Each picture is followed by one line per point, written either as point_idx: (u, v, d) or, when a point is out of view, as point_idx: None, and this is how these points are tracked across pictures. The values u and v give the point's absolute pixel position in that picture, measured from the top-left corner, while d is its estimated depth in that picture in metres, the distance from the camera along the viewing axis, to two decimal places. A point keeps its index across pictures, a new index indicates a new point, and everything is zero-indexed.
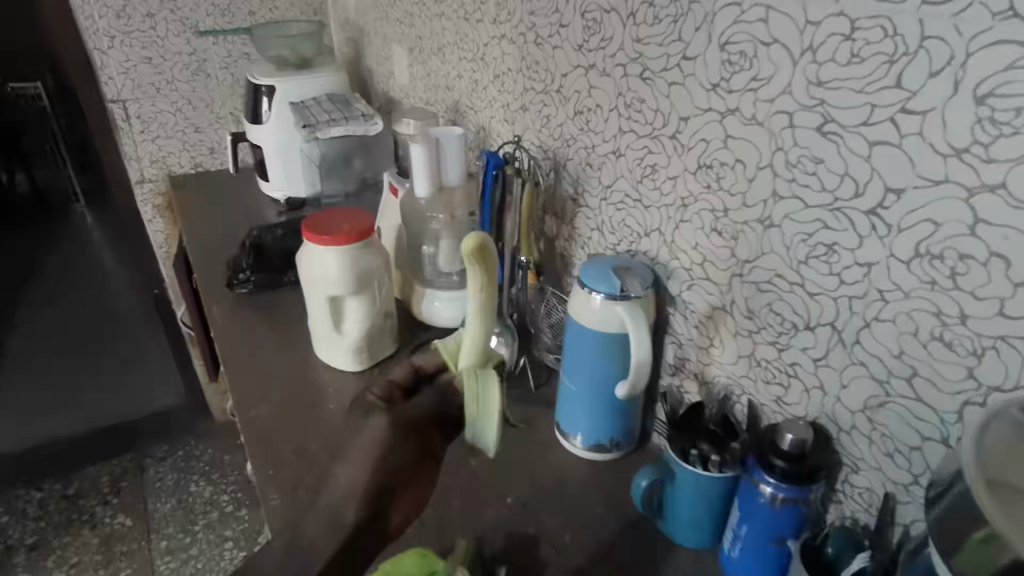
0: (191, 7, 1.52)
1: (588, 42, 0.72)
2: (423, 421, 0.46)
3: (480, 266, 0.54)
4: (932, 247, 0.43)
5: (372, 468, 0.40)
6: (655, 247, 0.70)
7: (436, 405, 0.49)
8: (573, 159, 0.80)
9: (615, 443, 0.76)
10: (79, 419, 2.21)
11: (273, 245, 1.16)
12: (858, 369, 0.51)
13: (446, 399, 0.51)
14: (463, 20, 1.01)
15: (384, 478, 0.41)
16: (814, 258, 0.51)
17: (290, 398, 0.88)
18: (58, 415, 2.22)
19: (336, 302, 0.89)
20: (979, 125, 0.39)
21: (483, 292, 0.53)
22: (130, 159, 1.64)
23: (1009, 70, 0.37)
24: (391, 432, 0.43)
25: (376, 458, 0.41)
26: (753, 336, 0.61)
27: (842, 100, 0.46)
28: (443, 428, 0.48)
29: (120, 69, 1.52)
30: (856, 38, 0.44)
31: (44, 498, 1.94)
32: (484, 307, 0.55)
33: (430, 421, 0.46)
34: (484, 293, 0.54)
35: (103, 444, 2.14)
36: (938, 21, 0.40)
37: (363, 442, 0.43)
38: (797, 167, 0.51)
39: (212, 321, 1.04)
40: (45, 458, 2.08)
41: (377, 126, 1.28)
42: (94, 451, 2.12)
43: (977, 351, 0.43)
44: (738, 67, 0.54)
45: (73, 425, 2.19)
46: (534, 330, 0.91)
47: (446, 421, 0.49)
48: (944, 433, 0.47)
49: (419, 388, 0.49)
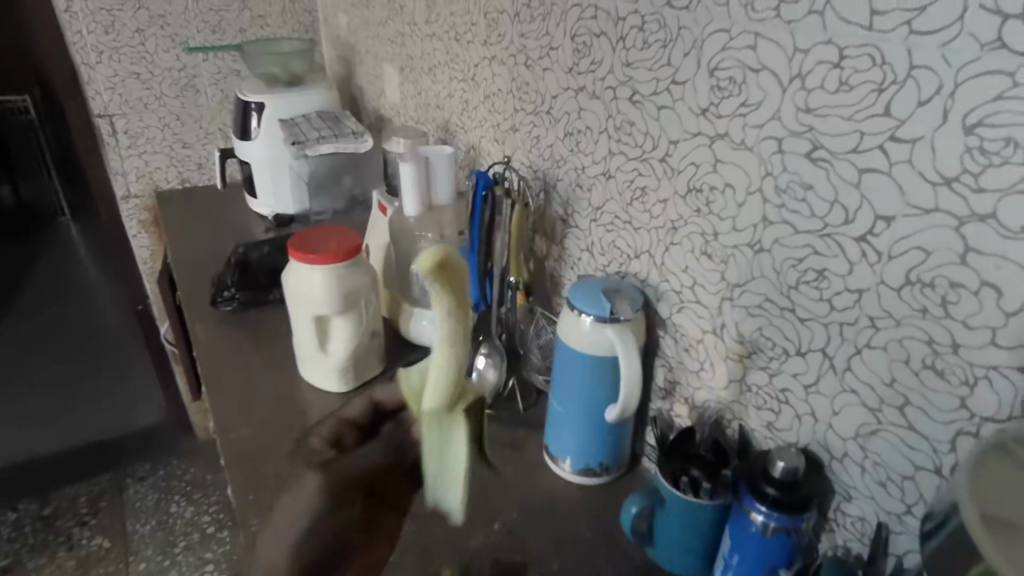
0: (182, 23, 1.52)
1: (578, 65, 0.72)
2: (363, 480, 0.45)
3: (446, 288, 0.43)
4: (923, 275, 0.43)
5: (292, 547, 0.43)
6: (645, 269, 0.69)
7: (389, 453, 0.47)
8: (563, 180, 0.80)
9: (604, 467, 0.74)
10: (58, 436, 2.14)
11: (259, 264, 1.12)
12: (849, 397, 0.51)
13: (402, 448, 0.47)
14: (454, 41, 1.01)
15: (315, 544, 0.44)
16: (805, 283, 0.51)
17: (273, 419, 0.86)
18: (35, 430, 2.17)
19: (322, 321, 0.88)
20: (968, 154, 0.39)
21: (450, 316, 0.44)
22: (115, 173, 1.61)
23: (997, 100, 0.37)
24: (319, 507, 0.44)
25: (300, 534, 0.43)
26: (743, 361, 0.60)
27: (832, 127, 0.46)
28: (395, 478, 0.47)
29: (107, 83, 1.51)
30: (844, 66, 0.44)
31: (19, 519, 1.85)
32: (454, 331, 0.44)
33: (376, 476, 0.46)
34: (453, 316, 0.44)
35: (83, 462, 2.03)
36: (926, 51, 0.40)
37: (293, 511, 0.44)
38: (786, 193, 0.51)
39: (196, 339, 1.03)
40: (21, 475, 1.97)
41: (367, 144, 1.27)
42: (74, 470, 2.01)
43: (970, 381, 0.42)
44: (727, 93, 0.54)
45: (51, 443, 2.11)
46: (524, 351, 0.90)
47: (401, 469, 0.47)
48: (937, 463, 0.46)
49: (377, 428, 0.48)
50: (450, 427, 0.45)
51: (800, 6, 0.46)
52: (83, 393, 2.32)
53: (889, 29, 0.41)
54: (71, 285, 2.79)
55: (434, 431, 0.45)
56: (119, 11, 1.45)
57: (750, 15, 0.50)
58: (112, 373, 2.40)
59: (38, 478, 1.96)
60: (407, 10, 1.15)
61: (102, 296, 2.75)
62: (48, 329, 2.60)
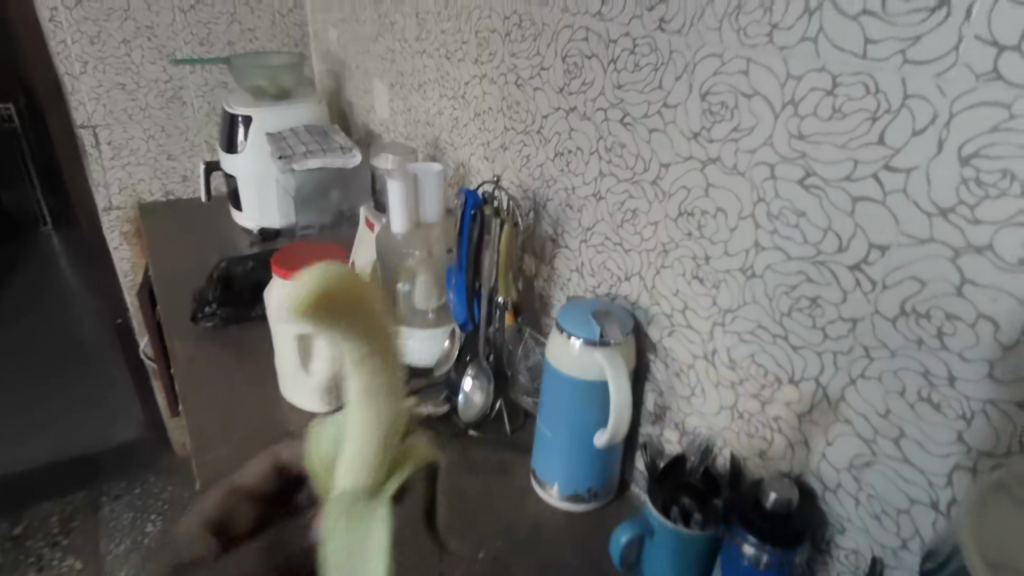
0: (169, 35, 1.50)
1: (569, 86, 0.71)
2: None
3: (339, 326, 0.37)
4: (918, 305, 0.42)
5: None
6: (636, 291, 0.68)
7: None
8: (553, 200, 0.79)
9: (592, 493, 0.72)
10: (33, 452, 2.08)
11: (242, 280, 1.09)
12: (842, 427, 0.50)
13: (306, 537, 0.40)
14: (444, 59, 1.01)
15: None
16: (798, 310, 0.50)
17: (253, 440, 0.83)
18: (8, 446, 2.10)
19: (305, 339, 0.86)
20: (964, 186, 0.39)
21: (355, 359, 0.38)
22: (97, 185, 1.59)
23: (994, 131, 0.37)
24: None
25: None
26: (735, 388, 0.59)
27: (825, 155, 0.45)
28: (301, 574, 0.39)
29: (91, 94, 1.49)
30: (837, 93, 0.44)
31: None
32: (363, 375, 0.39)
33: None
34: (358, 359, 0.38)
35: (58, 479, 1.97)
36: (922, 80, 0.39)
37: None
38: (778, 219, 0.50)
39: (175, 355, 1.00)
40: None
41: (356, 159, 1.26)
42: (47, 488, 1.95)
43: (967, 414, 0.41)
44: (718, 117, 0.54)
45: (24, 460, 2.04)
46: (512, 372, 0.88)
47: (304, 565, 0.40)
48: (933, 496, 0.45)
49: None
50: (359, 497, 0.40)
51: (793, 33, 0.46)
52: (60, 408, 2.26)
53: (883, 58, 0.41)
54: (50, 295, 2.73)
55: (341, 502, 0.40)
56: (105, 21, 1.44)
57: (742, 41, 0.50)
58: (91, 386, 2.35)
59: (10, 495, 1.90)
60: (397, 27, 1.15)
61: (83, 306, 2.69)
62: (26, 341, 2.54)
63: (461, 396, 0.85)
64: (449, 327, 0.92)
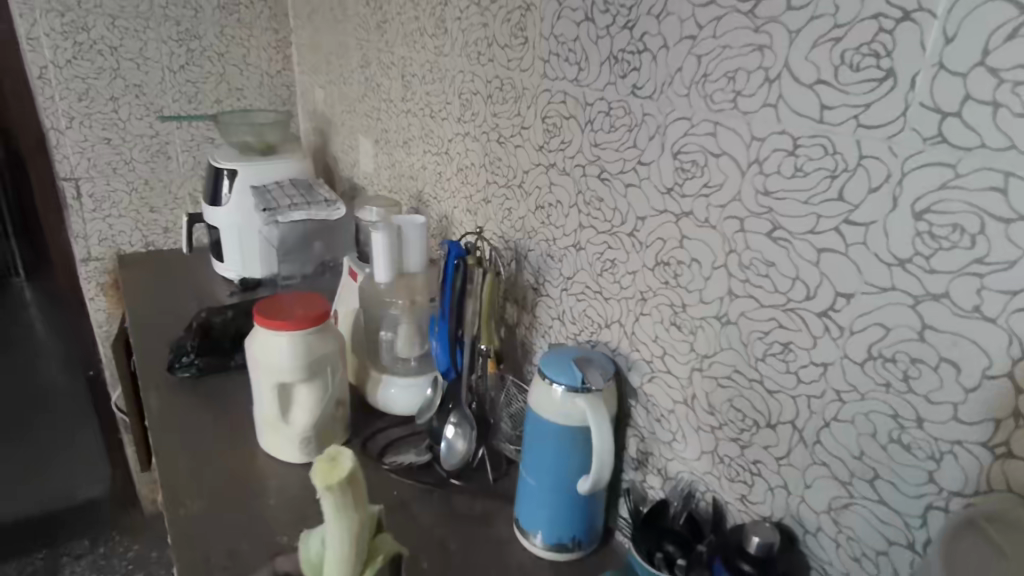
0: (158, 92, 1.54)
1: (549, 143, 0.75)
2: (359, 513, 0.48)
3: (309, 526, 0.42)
4: (884, 350, 0.45)
5: None
6: (616, 338, 0.70)
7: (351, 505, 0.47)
8: (534, 251, 0.81)
9: (576, 542, 0.72)
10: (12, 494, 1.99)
11: (221, 329, 1.08)
12: (819, 470, 0.51)
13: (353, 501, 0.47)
14: (429, 118, 1.05)
15: None
16: (771, 355, 0.53)
17: (227, 493, 0.81)
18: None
19: (285, 390, 0.85)
20: (920, 238, 0.42)
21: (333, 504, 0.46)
22: (76, 236, 1.58)
23: (943, 189, 0.40)
24: None
25: None
26: (715, 432, 0.60)
27: (790, 210, 0.49)
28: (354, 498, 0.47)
29: (76, 148, 1.51)
30: (799, 154, 0.48)
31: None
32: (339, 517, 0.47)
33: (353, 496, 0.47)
34: (336, 504, 0.46)
35: (36, 529, 1.98)
36: (874, 142, 0.43)
37: None
38: (750, 268, 0.53)
39: (147, 407, 0.97)
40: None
41: (340, 212, 1.28)
42: (26, 541, 1.96)
43: (936, 455, 0.43)
44: (690, 174, 0.57)
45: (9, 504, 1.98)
46: (494, 419, 0.87)
47: (355, 494, 0.47)
48: (910, 537, 0.46)
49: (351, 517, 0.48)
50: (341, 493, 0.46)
51: (755, 99, 0.50)
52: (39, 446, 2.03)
53: (838, 123, 0.45)
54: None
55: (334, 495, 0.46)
56: (94, 79, 1.47)
57: (709, 106, 0.54)
58: (60, 421, 2.03)
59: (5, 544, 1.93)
60: (383, 88, 1.19)
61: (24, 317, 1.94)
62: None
63: (443, 444, 0.84)
64: (431, 376, 0.96)
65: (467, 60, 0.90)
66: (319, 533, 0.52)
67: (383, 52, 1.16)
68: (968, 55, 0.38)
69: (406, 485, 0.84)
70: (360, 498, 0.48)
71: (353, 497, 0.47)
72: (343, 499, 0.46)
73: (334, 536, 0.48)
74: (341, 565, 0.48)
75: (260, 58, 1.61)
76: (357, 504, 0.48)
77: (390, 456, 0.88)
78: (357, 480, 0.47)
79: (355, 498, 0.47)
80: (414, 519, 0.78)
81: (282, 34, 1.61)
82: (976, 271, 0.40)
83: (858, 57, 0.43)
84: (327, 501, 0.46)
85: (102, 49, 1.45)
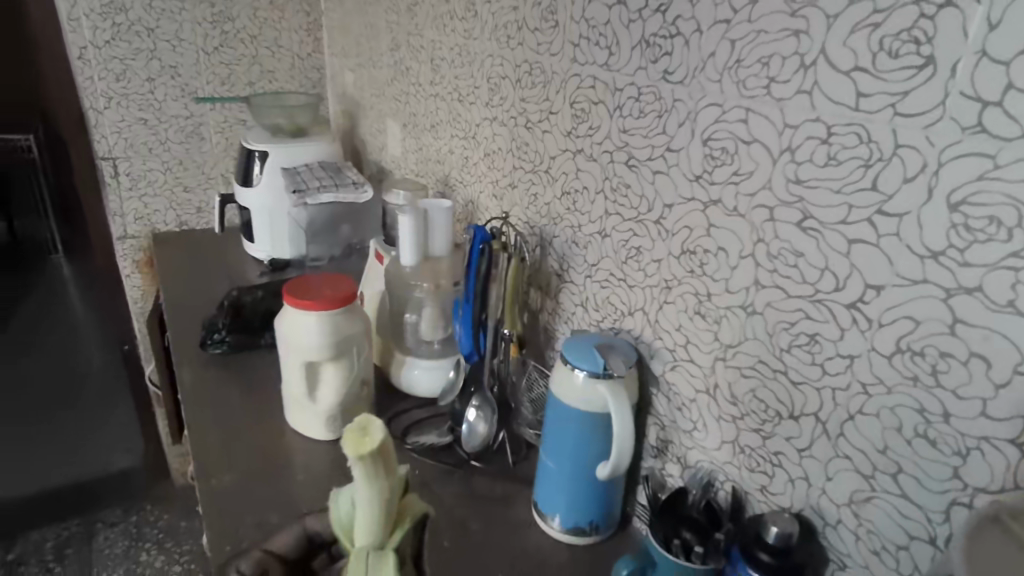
0: (193, 74, 1.57)
1: (577, 129, 0.75)
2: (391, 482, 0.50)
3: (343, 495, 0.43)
4: (913, 344, 0.44)
5: None
6: (639, 326, 0.70)
7: (381, 475, 0.48)
8: (559, 237, 0.81)
9: (593, 526, 0.72)
10: (49, 462, 2.06)
11: (251, 307, 1.11)
12: (841, 462, 0.51)
13: (385, 469, 0.48)
14: (457, 102, 1.05)
15: None
16: (797, 346, 0.53)
17: (257, 466, 0.84)
18: (35, 452, 2.07)
19: (313, 368, 0.87)
20: (954, 231, 0.41)
21: (364, 473, 0.47)
22: (113, 214, 1.63)
23: (980, 180, 0.39)
24: None
25: None
26: (736, 422, 0.60)
27: (821, 199, 0.48)
28: (385, 467, 0.48)
29: (114, 127, 1.55)
30: (832, 142, 0.47)
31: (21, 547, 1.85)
32: (370, 486, 0.48)
33: (384, 465, 0.48)
34: (367, 473, 0.47)
35: (69, 497, 2.00)
36: (911, 132, 0.42)
37: None
38: (778, 258, 0.53)
39: (180, 380, 1.01)
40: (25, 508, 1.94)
41: (367, 194, 1.30)
42: (59, 509, 1.97)
43: (962, 451, 0.43)
44: (719, 162, 0.57)
45: (44, 471, 2.03)
46: (515, 403, 0.88)
47: (387, 460, 0.49)
48: (931, 533, 0.46)
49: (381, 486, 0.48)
50: (373, 461, 0.47)
51: (790, 86, 0.49)
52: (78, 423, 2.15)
53: (875, 110, 0.44)
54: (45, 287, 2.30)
55: (365, 464, 0.47)
56: (131, 61, 1.50)
57: (742, 92, 0.53)
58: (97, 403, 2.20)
59: (39, 509, 1.95)
60: (412, 71, 1.20)
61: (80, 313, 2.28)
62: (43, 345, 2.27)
63: (464, 426, 0.85)
64: (453, 359, 0.97)
65: (496, 44, 0.90)
66: (347, 491, 0.53)
67: (413, 35, 1.16)
68: (1013, 42, 0.37)
69: (427, 465, 0.85)
70: (390, 467, 0.49)
71: (383, 464, 0.48)
72: (374, 469, 0.47)
73: (364, 501, 0.48)
74: (370, 530, 0.49)
75: (291, 40, 1.63)
76: (387, 473, 0.49)
77: (412, 435, 0.89)
78: (387, 450, 0.48)
79: (387, 464, 0.49)
80: (436, 499, 0.80)
81: (313, 16, 1.62)
82: (1011, 265, 0.39)
83: (898, 43, 0.42)
84: (358, 469, 0.47)
85: (140, 31, 1.48)
